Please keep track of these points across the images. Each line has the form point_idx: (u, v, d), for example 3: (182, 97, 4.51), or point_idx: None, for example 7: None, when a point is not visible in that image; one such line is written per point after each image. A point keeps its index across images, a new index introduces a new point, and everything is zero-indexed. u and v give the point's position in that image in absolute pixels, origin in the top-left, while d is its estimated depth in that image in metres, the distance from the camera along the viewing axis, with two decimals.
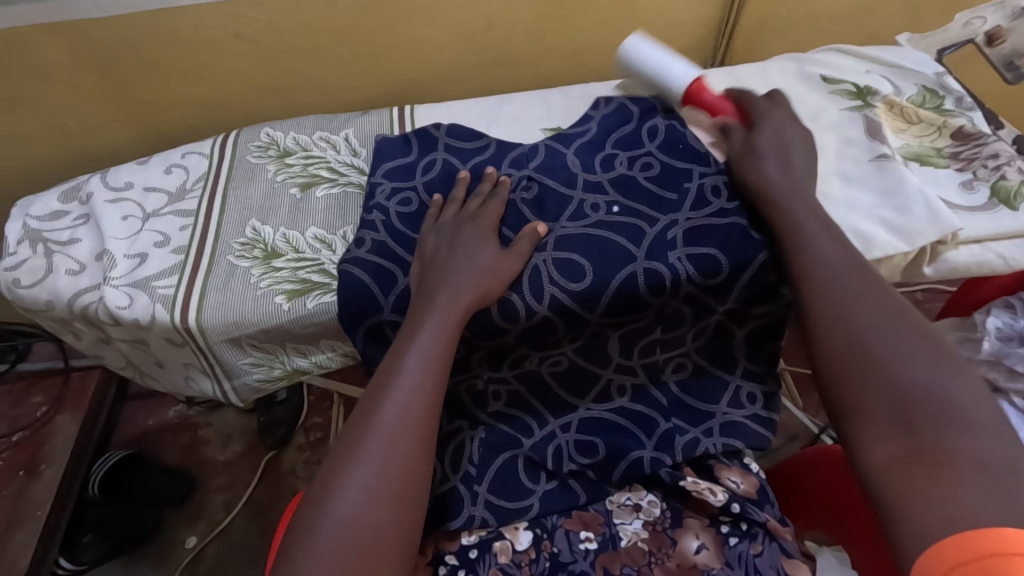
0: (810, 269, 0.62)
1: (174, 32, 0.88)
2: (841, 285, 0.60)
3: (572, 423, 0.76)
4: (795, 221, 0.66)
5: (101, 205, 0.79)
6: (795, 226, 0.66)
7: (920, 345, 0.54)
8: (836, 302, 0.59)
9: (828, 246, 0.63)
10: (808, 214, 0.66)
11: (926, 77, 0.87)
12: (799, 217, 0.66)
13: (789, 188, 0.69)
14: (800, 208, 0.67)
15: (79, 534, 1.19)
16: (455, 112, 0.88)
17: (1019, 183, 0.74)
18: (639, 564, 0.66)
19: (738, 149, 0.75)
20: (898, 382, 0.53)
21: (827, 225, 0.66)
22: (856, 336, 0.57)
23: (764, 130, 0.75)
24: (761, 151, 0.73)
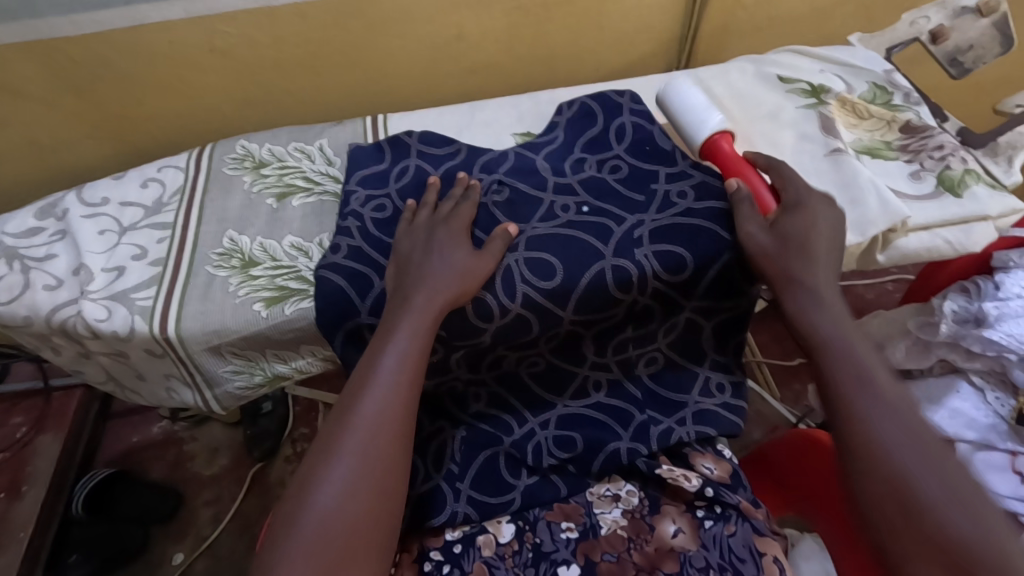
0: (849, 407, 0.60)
1: (147, 48, 0.89)
2: (886, 435, 0.58)
3: (550, 419, 0.77)
4: (817, 330, 0.64)
5: (78, 220, 0.80)
6: (818, 337, 0.64)
7: (947, 483, 0.56)
8: (878, 447, 0.58)
9: (854, 363, 0.62)
10: (848, 343, 0.63)
11: (876, 74, 0.91)
12: (843, 352, 0.63)
13: (830, 316, 0.65)
14: (821, 316, 0.65)
15: (65, 554, 1.18)
16: (427, 119, 0.90)
17: (963, 172, 0.78)
18: (618, 550, 0.68)
19: (766, 241, 0.69)
20: (937, 532, 0.55)
21: (868, 356, 0.63)
22: (897, 476, 0.57)
23: (793, 221, 0.70)
24: (788, 242, 0.68)
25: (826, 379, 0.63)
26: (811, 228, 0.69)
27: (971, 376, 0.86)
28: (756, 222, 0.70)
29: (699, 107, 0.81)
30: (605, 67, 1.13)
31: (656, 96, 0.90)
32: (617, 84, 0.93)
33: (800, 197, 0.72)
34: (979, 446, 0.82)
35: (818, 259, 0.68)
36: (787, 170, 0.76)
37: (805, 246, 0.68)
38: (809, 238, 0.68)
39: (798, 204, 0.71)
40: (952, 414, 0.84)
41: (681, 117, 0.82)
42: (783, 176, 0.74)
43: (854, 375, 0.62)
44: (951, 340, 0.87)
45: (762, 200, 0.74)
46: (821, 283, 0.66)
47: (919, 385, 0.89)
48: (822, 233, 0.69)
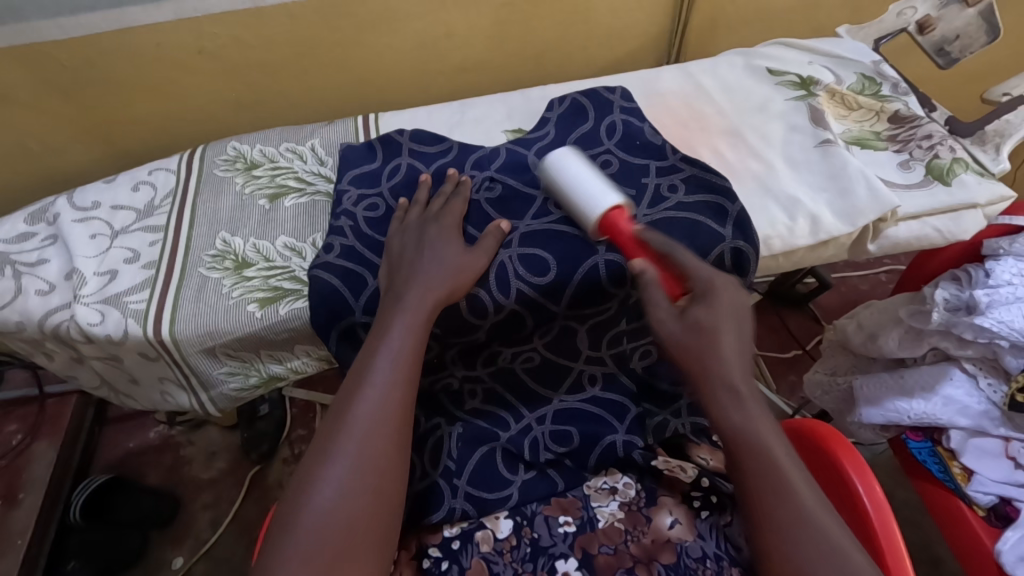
0: (769, 530, 0.52)
1: (135, 51, 0.89)
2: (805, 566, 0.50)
3: (547, 415, 0.77)
4: (743, 442, 0.54)
5: (69, 225, 0.80)
6: (745, 449, 0.54)
7: None
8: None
9: (780, 481, 0.53)
10: (766, 452, 0.54)
11: (864, 65, 0.91)
12: (764, 462, 0.53)
13: (749, 419, 0.54)
14: (737, 413, 0.55)
15: (64, 561, 1.18)
16: (417, 118, 0.90)
17: (951, 161, 0.78)
18: (616, 542, 0.68)
19: (679, 333, 0.57)
20: None
21: (789, 464, 0.54)
22: None
23: (702, 309, 0.58)
24: (703, 337, 0.57)
25: (745, 491, 0.54)
26: (725, 315, 0.58)
27: (963, 364, 0.87)
28: (662, 308, 0.59)
29: (585, 180, 0.70)
30: (595, 62, 1.13)
31: (646, 91, 0.90)
32: (607, 80, 0.93)
33: (704, 276, 0.60)
34: (973, 432, 0.85)
35: (736, 344, 0.57)
36: (683, 251, 0.63)
37: (716, 331, 0.57)
38: (722, 320, 0.57)
39: (708, 286, 0.60)
40: (945, 402, 0.85)
41: (573, 197, 0.70)
42: (688, 257, 0.62)
43: (772, 490, 0.52)
44: (943, 328, 0.86)
45: (668, 284, 0.63)
46: (739, 377, 0.55)
47: (912, 373, 0.90)
48: (730, 312, 0.58)
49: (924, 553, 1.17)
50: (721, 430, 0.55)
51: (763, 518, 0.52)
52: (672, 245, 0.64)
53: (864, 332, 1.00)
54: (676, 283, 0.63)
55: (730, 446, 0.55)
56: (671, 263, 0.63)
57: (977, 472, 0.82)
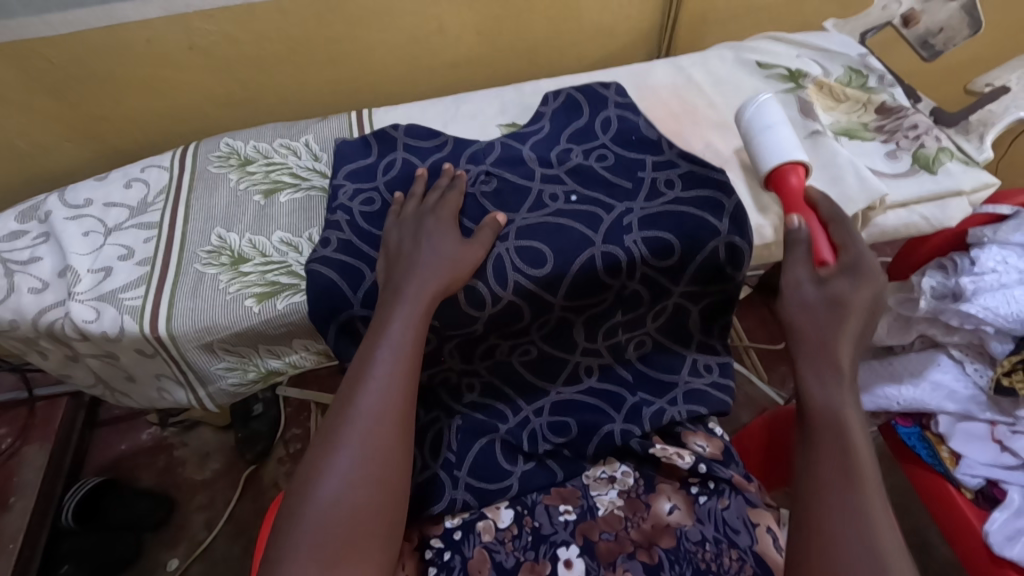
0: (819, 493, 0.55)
1: (125, 48, 0.88)
2: (839, 527, 0.53)
3: (544, 407, 0.79)
4: (834, 403, 0.58)
5: (61, 222, 0.79)
6: (837, 406, 0.58)
7: None
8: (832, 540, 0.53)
9: (854, 437, 0.57)
10: (845, 425, 0.57)
11: (851, 58, 0.93)
12: (836, 434, 0.57)
13: (837, 397, 0.58)
14: (831, 376, 0.59)
15: (56, 565, 1.16)
16: (411, 113, 0.90)
17: (936, 150, 0.80)
18: (616, 529, 0.69)
19: (810, 298, 0.62)
20: None
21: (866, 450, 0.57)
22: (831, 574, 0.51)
23: (847, 287, 0.62)
24: (829, 305, 0.61)
25: (812, 466, 0.57)
26: (859, 303, 0.61)
27: (951, 350, 0.89)
28: (806, 271, 0.63)
29: (783, 131, 0.75)
30: (586, 57, 1.14)
31: (638, 85, 0.91)
32: (600, 74, 0.93)
33: (864, 261, 0.63)
34: (961, 417, 0.86)
35: (852, 334, 0.60)
36: (852, 226, 0.67)
37: (847, 314, 0.60)
38: (855, 305, 0.61)
39: (858, 269, 0.63)
40: (933, 387, 0.88)
41: (754, 144, 0.76)
42: (852, 236, 0.66)
43: (841, 462, 0.56)
44: (930, 315, 0.89)
45: (819, 249, 0.66)
46: (843, 356, 0.59)
47: (901, 359, 0.91)
48: (867, 303, 0.62)
49: (914, 537, 1.20)
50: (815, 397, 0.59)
51: (824, 488, 0.55)
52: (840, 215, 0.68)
53: None
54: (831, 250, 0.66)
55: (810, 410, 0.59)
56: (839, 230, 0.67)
57: (965, 456, 0.83)
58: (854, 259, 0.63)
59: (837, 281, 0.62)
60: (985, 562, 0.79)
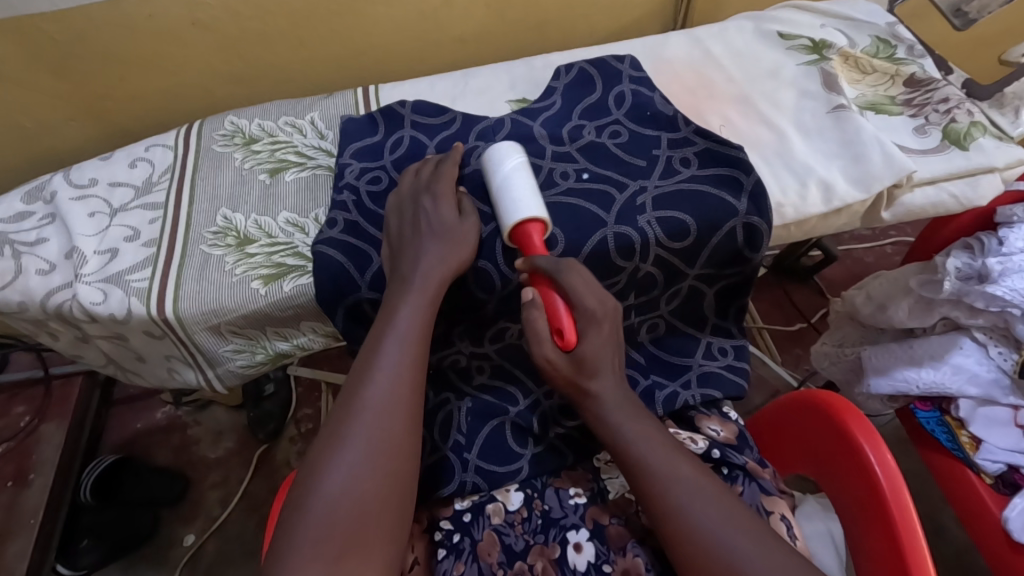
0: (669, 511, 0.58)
1: (127, 23, 0.86)
2: (706, 528, 0.56)
3: (555, 389, 0.76)
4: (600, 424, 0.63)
5: (67, 203, 0.78)
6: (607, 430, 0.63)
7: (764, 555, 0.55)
8: (691, 534, 0.56)
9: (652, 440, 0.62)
10: (662, 457, 0.60)
11: (879, 28, 0.89)
12: (650, 466, 0.60)
13: (642, 434, 0.62)
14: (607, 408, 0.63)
15: (76, 540, 1.18)
16: (419, 88, 0.88)
17: (968, 124, 0.76)
18: (625, 512, 0.69)
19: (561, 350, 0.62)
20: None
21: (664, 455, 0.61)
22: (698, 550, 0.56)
23: (586, 339, 0.62)
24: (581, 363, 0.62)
25: (640, 487, 0.60)
26: (598, 350, 0.63)
27: (974, 333, 0.86)
28: (550, 350, 0.62)
29: (519, 186, 0.68)
30: (599, 29, 1.10)
31: (654, 57, 0.87)
32: (614, 47, 0.90)
33: (589, 304, 0.62)
34: (982, 400, 0.84)
35: (612, 369, 0.64)
36: (569, 271, 0.62)
37: (594, 371, 0.63)
38: (600, 354, 0.63)
39: (591, 317, 0.62)
40: (954, 371, 0.85)
41: (501, 198, 0.68)
42: (581, 293, 0.62)
43: (661, 480, 0.59)
44: (954, 297, 0.86)
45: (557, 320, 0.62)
46: (612, 393, 0.63)
47: (922, 343, 0.89)
48: (605, 340, 0.64)
49: (929, 522, 1.18)
50: (612, 436, 0.62)
51: (657, 495, 0.59)
52: (564, 265, 0.62)
53: (874, 302, 0.99)
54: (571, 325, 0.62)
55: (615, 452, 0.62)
56: (563, 292, 0.62)
57: (985, 441, 0.81)
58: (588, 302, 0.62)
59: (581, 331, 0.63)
60: (1005, 551, 0.77)
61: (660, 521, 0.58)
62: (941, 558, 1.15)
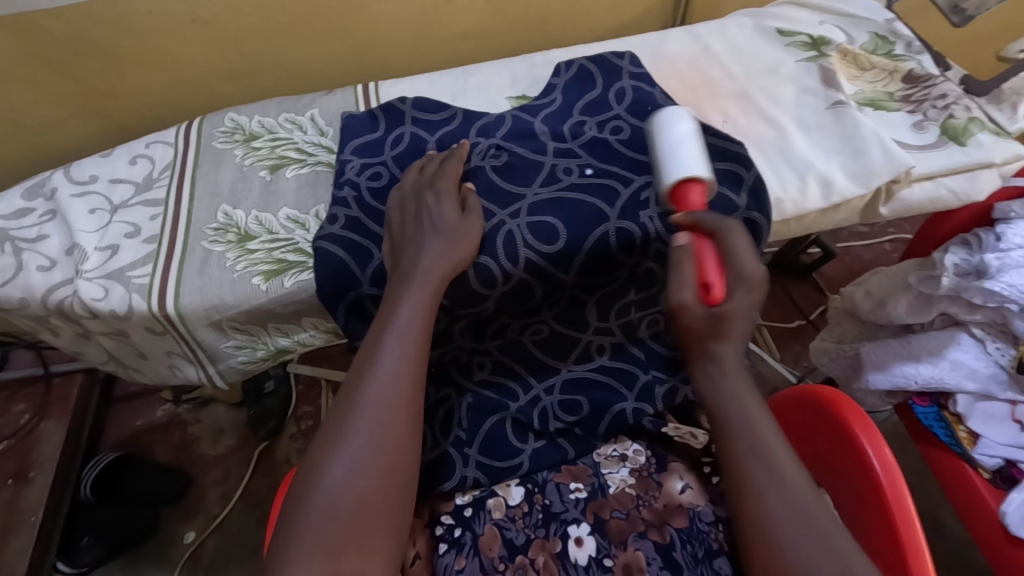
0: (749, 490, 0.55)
1: (127, 19, 0.86)
2: (779, 518, 0.53)
3: (555, 384, 0.76)
4: (708, 385, 0.60)
5: (68, 200, 0.79)
6: (713, 392, 0.60)
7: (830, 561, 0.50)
8: (765, 519, 0.53)
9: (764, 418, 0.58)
10: (764, 438, 0.57)
11: (877, 24, 0.89)
12: (753, 442, 0.56)
13: (751, 406, 0.58)
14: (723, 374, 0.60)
15: (76, 537, 1.18)
16: (419, 85, 0.88)
17: (966, 120, 0.77)
18: (627, 507, 0.68)
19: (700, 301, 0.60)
20: None
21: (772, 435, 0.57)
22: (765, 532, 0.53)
23: (737, 297, 0.60)
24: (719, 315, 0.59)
25: (729, 460, 0.57)
26: (741, 315, 0.60)
27: (972, 328, 0.86)
28: (690, 295, 0.61)
29: (688, 144, 0.70)
30: (599, 26, 1.10)
31: (654, 54, 0.88)
32: (614, 44, 0.90)
33: (747, 268, 0.60)
34: (980, 396, 0.84)
35: (740, 341, 0.60)
36: (736, 234, 0.63)
37: (727, 334, 0.60)
38: (736, 320, 0.59)
39: (744, 280, 0.60)
40: (953, 366, 0.85)
41: (663, 156, 0.70)
42: (741, 252, 0.61)
43: (757, 456, 0.56)
44: (952, 293, 0.86)
45: (705, 272, 0.62)
46: (735, 363, 0.60)
47: (921, 338, 0.90)
48: (749, 308, 0.60)
49: (928, 517, 1.19)
50: (717, 402, 0.59)
51: (745, 471, 0.56)
52: (728, 225, 0.64)
53: (873, 298, 0.99)
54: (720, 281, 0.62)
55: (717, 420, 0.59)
56: (721, 247, 0.63)
57: (983, 436, 0.82)
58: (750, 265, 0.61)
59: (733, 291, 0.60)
60: (1004, 546, 0.77)
61: (736, 497, 0.56)
62: (939, 553, 1.15)
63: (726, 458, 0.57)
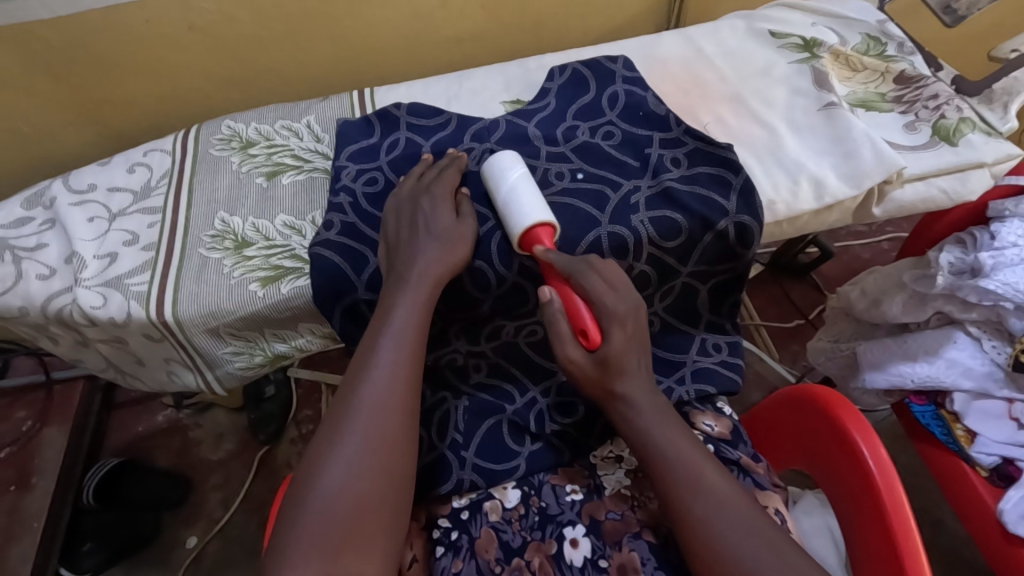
0: (692, 522, 0.57)
1: (123, 28, 0.87)
2: (728, 543, 0.55)
3: (551, 387, 0.77)
4: (627, 427, 0.62)
5: (66, 208, 0.79)
6: (632, 431, 0.62)
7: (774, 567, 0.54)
8: (709, 548, 0.56)
9: (680, 445, 0.60)
10: (692, 465, 0.59)
11: (869, 25, 0.90)
12: (682, 472, 0.59)
13: (666, 436, 0.61)
14: (634, 414, 0.62)
15: (80, 543, 1.19)
16: (414, 90, 0.88)
17: (958, 120, 0.77)
18: (623, 509, 0.69)
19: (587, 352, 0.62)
20: None
21: (696, 457, 0.60)
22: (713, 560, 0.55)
23: (614, 338, 0.61)
24: (609, 359, 0.61)
25: (664, 493, 0.59)
26: (623, 349, 0.61)
27: (968, 327, 0.86)
28: (573, 350, 0.62)
29: (524, 191, 0.68)
30: (593, 30, 1.11)
31: (646, 57, 0.88)
32: (607, 48, 0.90)
33: (608, 303, 0.61)
34: (977, 394, 0.84)
35: (641, 373, 0.63)
36: (592, 271, 0.63)
37: (623, 372, 0.62)
38: (627, 356, 0.61)
39: (613, 316, 0.61)
40: (948, 365, 0.85)
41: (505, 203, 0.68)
42: (596, 289, 0.62)
43: (684, 485, 0.58)
44: (947, 292, 0.86)
45: (579, 321, 0.62)
46: (641, 397, 0.62)
47: (916, 337, 0.90)
48: (630, 340, 0.62)
49: (927, 516, 1.19)
50: (638, 443, 0.61)
51: (677, 502, 0.58)
52: (591, 263, 0.65)
53: (868, 298, 1.00)
54: (593, 322, 0.61)
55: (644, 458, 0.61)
56: (580, 290, 0.63)
57: (980, 433, 0.82)
58: (610, 301, 0.62)
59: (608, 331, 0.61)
60: (1000, 545, 0.78)
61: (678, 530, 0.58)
62: (938, 552, 1.16)
63: (661, 494, 0.60)
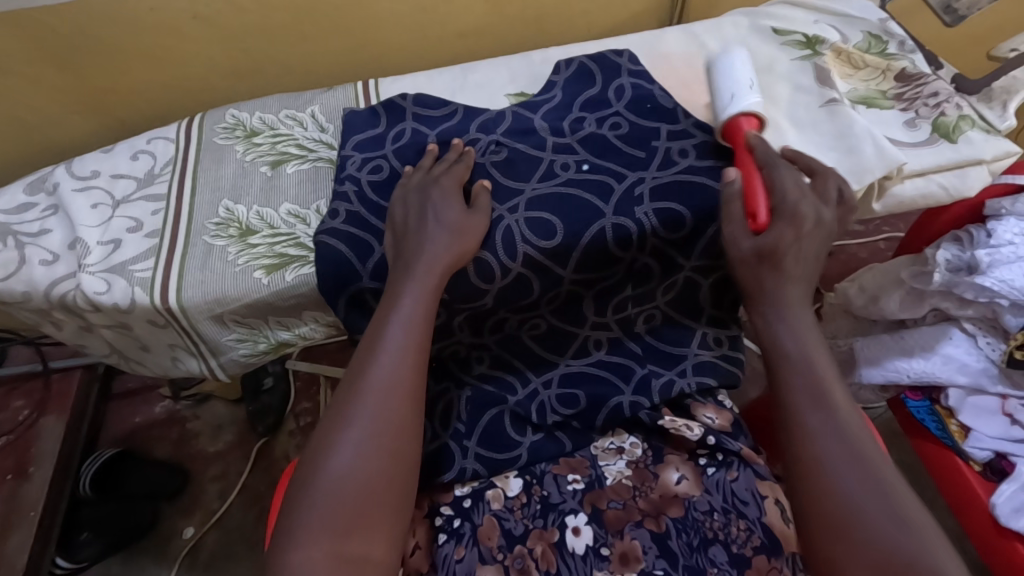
0: (805, 433, 0.59)
1: (129, 16, 0.87)
2: (828, 447, 0.58)
3: (553, 379, 0.78)
4: (767, 325, 0.65)
5: (69, 194, 0.79)
6: (770, 332, 0.64)
7: (879, 491, 0.55)
8: (819, 457, 0.57)
9: (821, 358, 0.62)
10: (817, 376, 0.61)
11: (871, 23, 0.91)
12: (811, 377, 0.61)
13: (802, 343, 0.63)
14: (777, 318, 0.64)
15: (75, 532, 1.18)
16: (418, 82, 0.89)
17: (957, 118, 0.78)
18: (625, 497, 0.69)
19: (751, 246, 0.66)
20: (866, 531, 0.54)
21: (827, 372, 0.61)
22: (831, 479, 0.56)
23: (779, 239, 0.65)
24: (776, 256, 0.65)
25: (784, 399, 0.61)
26: (790, 248, 0.65)
27: (964, 324, 0.88)
28: (739, 228, 0.68)
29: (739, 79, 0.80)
30: (597, 25, 1.11)
31: (651, 52, 0.89)
32: (611, 42, 0.91)
33: (789, 202, 0.67)
34: (971, 390, 0.86)
35: (798, 282, 0.65)
36: (784, 169, 0.70)
37: (780, 271, 0.65)
38: (789, 258, 0.65)
39: (795, 214, 0.66)
40: (945, 361, 0.87)
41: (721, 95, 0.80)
42: (784, 180, 0.69)
43: (814, 395, 0.60)
44: (944, 289, 0.87)
45: (755, 206, 0.69)
46: (794, 304, 0.64)
47: (914, 333, 0.91)
48: (806, 246, 0.66)
49: None
50: (773, 345, 0.64)
51: (800, 409, 0.60)
52: (779, 160, 0.71)
53: (866, 294, 1.01)
54: (767, 210, 0.68)
55: (775, 357, 0.63)
56: (768, 178, 0.70)
57: (974, 429, 0.83)
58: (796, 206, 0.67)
59: (777, 228, 0.66)
60: (991, 536, 0.79)
61: (788, 436, 0.60)
62: None
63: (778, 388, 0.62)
